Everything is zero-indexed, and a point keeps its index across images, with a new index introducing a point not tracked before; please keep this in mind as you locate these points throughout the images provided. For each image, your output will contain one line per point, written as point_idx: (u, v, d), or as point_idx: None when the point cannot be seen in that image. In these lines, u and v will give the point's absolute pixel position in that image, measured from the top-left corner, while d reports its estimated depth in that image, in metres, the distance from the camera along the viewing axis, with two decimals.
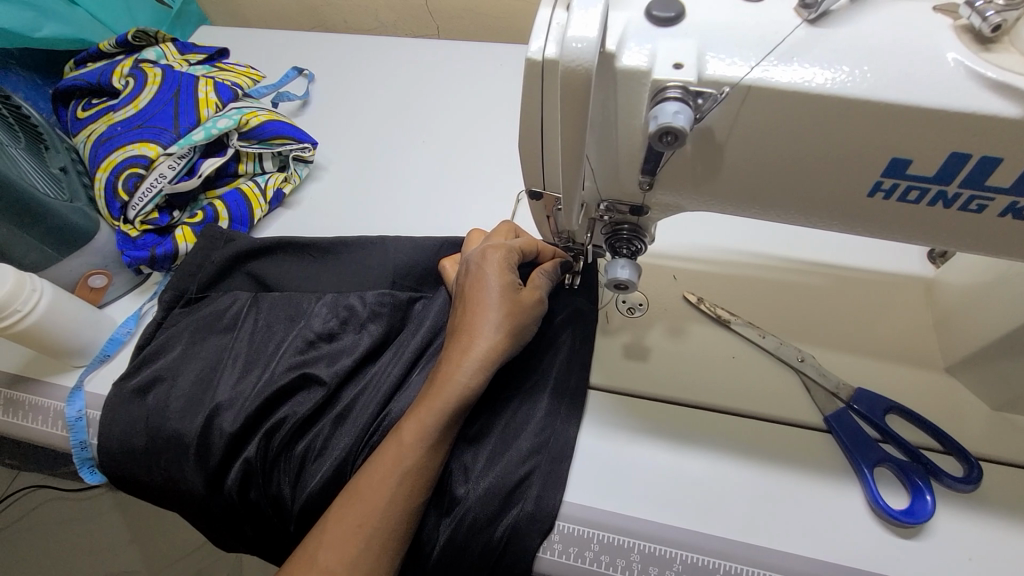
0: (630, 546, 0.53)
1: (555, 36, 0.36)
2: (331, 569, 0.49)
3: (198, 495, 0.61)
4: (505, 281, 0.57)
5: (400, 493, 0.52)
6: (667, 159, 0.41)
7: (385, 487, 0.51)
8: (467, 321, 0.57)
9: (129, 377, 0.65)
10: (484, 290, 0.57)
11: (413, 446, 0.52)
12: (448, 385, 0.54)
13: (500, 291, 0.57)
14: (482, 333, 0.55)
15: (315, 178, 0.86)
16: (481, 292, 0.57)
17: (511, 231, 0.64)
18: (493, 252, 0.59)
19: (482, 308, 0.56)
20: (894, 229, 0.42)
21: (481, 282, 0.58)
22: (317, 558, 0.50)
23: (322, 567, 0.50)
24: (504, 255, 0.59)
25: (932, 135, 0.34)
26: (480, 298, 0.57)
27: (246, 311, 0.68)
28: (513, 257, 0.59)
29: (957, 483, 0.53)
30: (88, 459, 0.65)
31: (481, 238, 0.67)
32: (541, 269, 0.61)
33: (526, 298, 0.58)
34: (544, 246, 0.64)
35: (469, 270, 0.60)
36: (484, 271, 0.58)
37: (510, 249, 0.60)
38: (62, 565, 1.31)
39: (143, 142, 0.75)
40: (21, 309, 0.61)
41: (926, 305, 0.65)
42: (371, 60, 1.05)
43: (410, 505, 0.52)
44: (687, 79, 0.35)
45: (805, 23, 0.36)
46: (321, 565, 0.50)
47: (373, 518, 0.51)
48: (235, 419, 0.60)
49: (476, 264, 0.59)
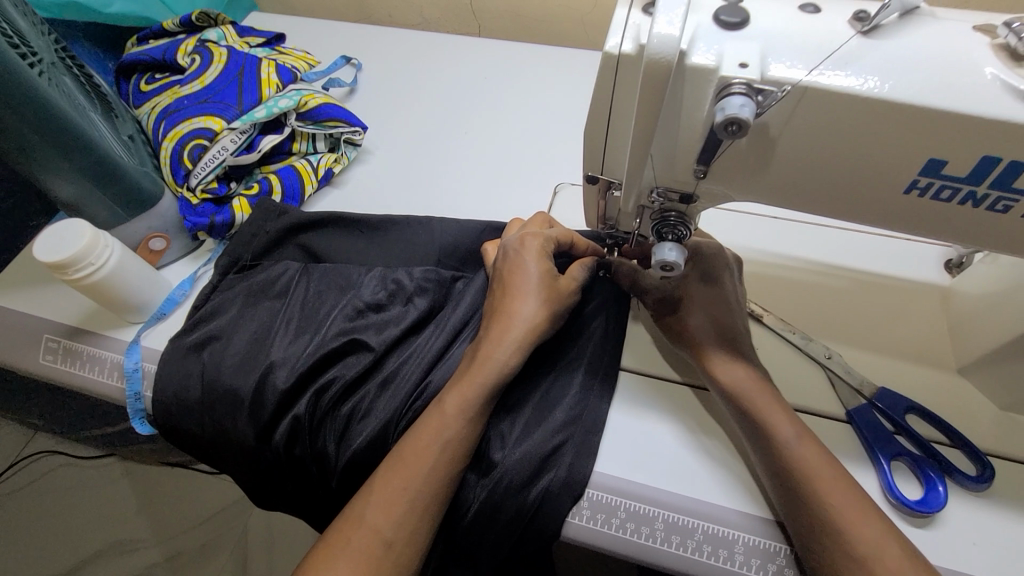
0: (655, 515, 0.57)
1: (631, 34, 0.41)
2: (378, 526, 0.53)
3: (247, 447, 0.65)
4: (540, 265, 0.62)
5: (443, 457, 0.55)
6: (724, 151, 0.44)
7: (430, 451, 0.55)
8: (503, 301, 0.61)
9: (185, 334, 0.69)
10: (524, 276, 0.62)
11: (456, 417, 0.56)
12: (488, 363, 0.58)
13: (539, 277, 0.61)
14: (519, 317, 0.60)
15: (362, 160, 0.90)
16: (520, 277, 0.62)
17: (546, 223, 0.70)
18: (532, 240, 0.64)
19: (521, 293, 0.61)
20: (923, 225, 0.45)
21: (518, 268, 0.62)
22: (364, 518, 0.54)
23: (370, 525, 0.53)
24: (542, 245, 0.64)
25: (966, 139, 0.38)
26: (516, 282, 0.62)
27: (297, 279, 0.72)
28: (549, 246, 0.64)
29: (969, 482, 0.55)
30: (141, 410, 0.69)
31: (519, 227, 0.71)
32: (577, 264, 0.66)
33: (561, 286, 0.63)
34: (578, 239, 0.68)
35: (507, 256, 0.64)
36: (524, 257, 0.63)
37: (545, 239, 0.65)
38: (65, 531, 1.34)
39: (209, 116, 0.78)
40: (94, 263, 0.65)
41: (942, 311, 0.68)
42: (418, 54, 1.09)
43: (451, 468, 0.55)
44: (751, 77, 0.38)
45: (858, 34, 0.39)
46: (370, 522, 0.53)
47: (417, 479, 0.54)
48: (287, 376, 0.64)
49: (512, 250, 0.64)
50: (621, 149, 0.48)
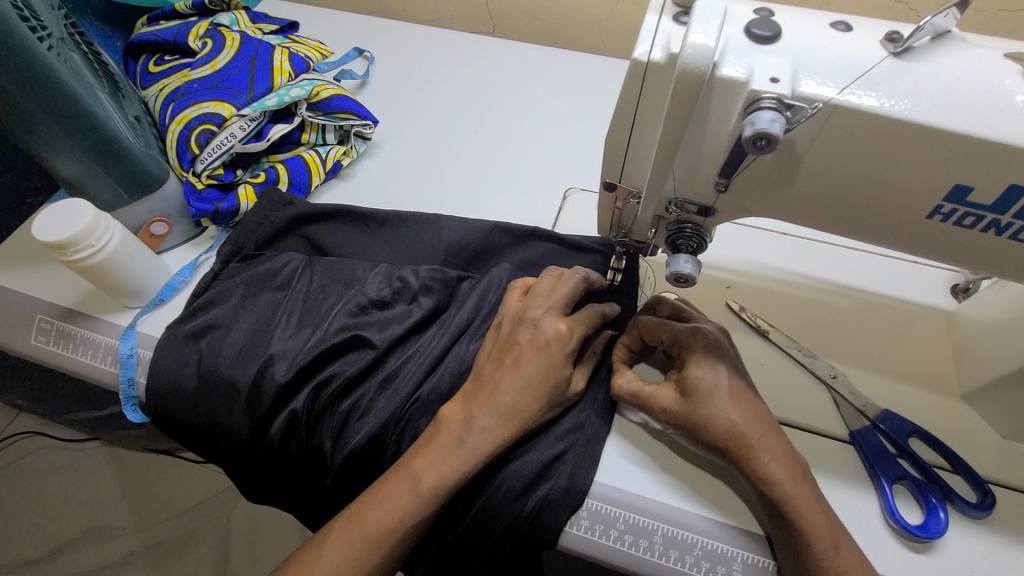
0: (654, 528, 0.57)
1: (661, 42, 0.41)
2: (372, 532, 0.53)
3: (242, 439, 0.64)
4: (555, 367, 0.57)
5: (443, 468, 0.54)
6: (747, 165, 0.44)
7: (403, 494, 0.53)
8: (509, 386, 0.56)
9: (183, 322, 0.67)
10: (540, 363, 0.57)
11: (462, 430, 0.55)
12: (494, 384, 0.57)
13: (554, 362, 0.57)
14: (528, 403, 0.56)
15: (371, 154, 0.89)
16: (534, 360, 0.57)
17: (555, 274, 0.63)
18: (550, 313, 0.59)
19: (533, 384, 0.57)
20: (942, 251, 0.45)
21: (530, 352, 0.57)
22: (360, 523, 0.53)
23: (363, 533, 0.53)
24: (559, 324, 0.59)
25: (993, 167, 0.38)
26: (526, 372, 0.57)
27: (300, 271, 0.70)
28: (564, 324, 0.59)
29: (970, 509, 0.55)
30: (133, 397, 0.68)
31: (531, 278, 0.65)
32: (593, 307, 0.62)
33: (572, 388, 0.59)
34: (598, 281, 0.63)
35: (519, 328, 0.59)
36: (542, 338, 0.58)
37: (558, 311, 0.59)
38: (43, 516, 1.32)
39: (219, 101, 0.76)
40: (94, 245, 0.64)
41: (947, 336, 0.68)
42: (431, 51, 1.08)
43: (428, 512, 0.54)
44: (782, 92, 0.38)
45: (890, 56, 0.39)
46: (365, 533, 0.53)
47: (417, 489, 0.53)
48: (287, 370, 0.63)
49: (527, 329, 0.58)
50: (641, 157, 0.48)
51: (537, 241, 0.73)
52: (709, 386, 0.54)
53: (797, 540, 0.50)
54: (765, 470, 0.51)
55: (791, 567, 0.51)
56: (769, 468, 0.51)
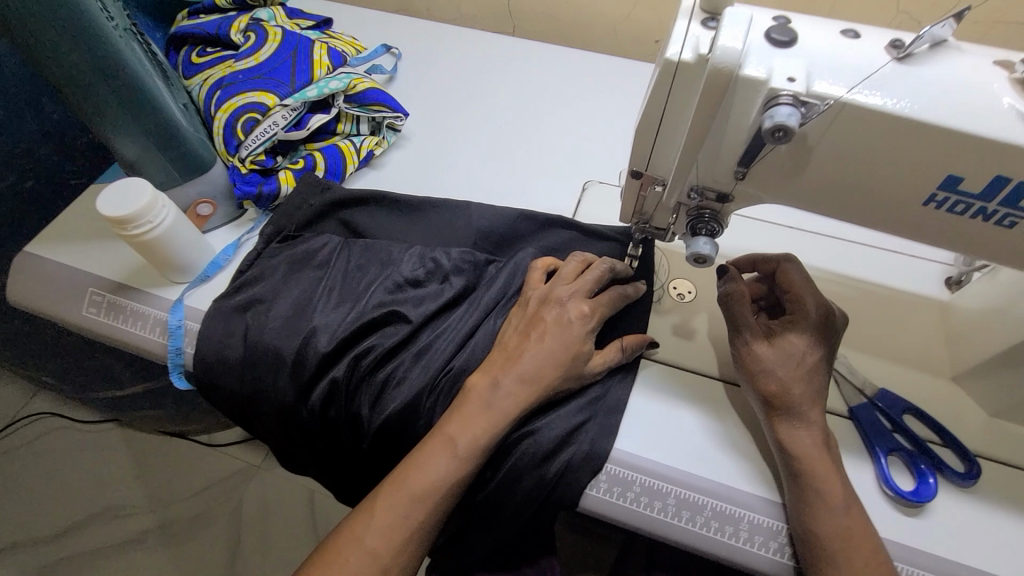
0: (667, 491, 0.62)
1: (690, 44, 0.46)
2: (415, 490, 0.56)
3: (285, 404, 0.68)
4: (574, 343, 0.62)
5: (478, 431, 0.59)
6: (765, 155, 0.49)
7: (441, 459, 0.57)
8: (533, 356, 0.61)
9: (229, 296, 0.72)
10: (563, 337, 0.62)
11: (495, 396, 0.60)
12: (521, 355, 0.62)
13: (576, 337, 0.63)
14: (550, 372, 0.61)
15: (400, 145, 0.94)
16: (557, 335, 0.62)
17: (582, 261, 0.69)
18: (573, 294, 0.64)
19: (555, 357, 0.62)
20: (936, 236, 0.50)
21: (555, 329, 0.63)
22: (405, 485, 0.57)
23: (410, 492, 0.56)
24: (583, 306, 0.64)
25: (981, 160, 0.43)
26: (549, 346, 0.62)
27: (338, 252, 0.75)
28: (587, 305, 0.64)
29: (958, 477, 0.60)
30: (180, 365, 0.73)
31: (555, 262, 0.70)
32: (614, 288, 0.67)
33: (589, 366, 0.63)
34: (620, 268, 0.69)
35: (544, 306, 0.65)
36: (565, 316, 0.63)
37: (582, 294, 0.65)
38: (61, 492, 1.37)
39: (263, 91, 0.81)
40: (152, 221, 0.68)
41: (940, 323, 0.73)
42: (454, 49, 1.13)
43: (466, 471, 0.58)
44: (798, 90, 0.43)
45: (894, 61, 0.44)
46: (410, 491, 0.56)
47: (456, 450, 0.58)
48: (329, 340, 0.67)
49: (553, 307, 0.64)
50: (666, 147, 0.53)
51: (559, 229, 0.78)
52: (775, 362, 0.60)
53: (807, 498, 0.55)
54: (800, 440, 0.57)
55: (800, 530, 0.55)
56: (801, 436, 0.57)
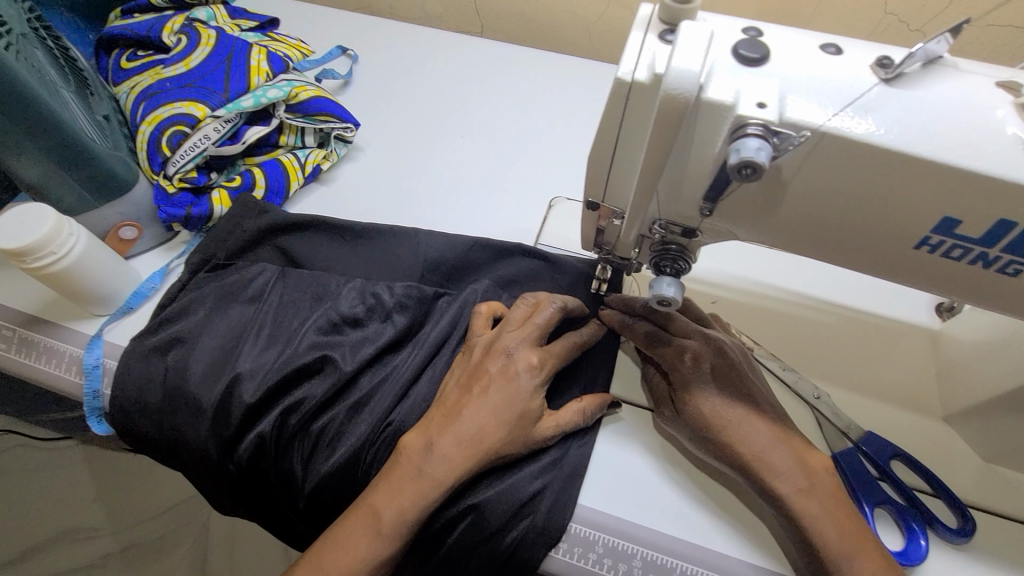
0: (633, 552, 0.55)
1: (646, 61, 0.39)
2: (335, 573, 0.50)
3: (209, 459, 0.61)
4: (520, 398, 0.56)
5: (411, 502, 0.52)
6: (733, 191, 0.43)
7: (363, 538, 0.51)
8: (473, 414, 0.55)
9: (148, 334, 0.65)
10: (507, 391, 0.56)
11: (431, 461, 0.53)
12: (462, 412, 0.56)
13: (522, 393, 0.57)
14: (493, 431, 0.55)
15: (353, 158, 0.87)
16: (500, 390, 0.57)
17: (533, 303, 0.63)
18: (519, 342, 0.59)
19: (497, 415, 0.55)
20: (930, 279, 0.44)
21: (498, 382, 0.57)
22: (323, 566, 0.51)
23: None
24: (531, 355, 0.58)
25: (981, 201, 0.37)
26: (491, 402, 0.56)
27: (273, 284, 0.68)
28: (536, 356, 0.59)
29: (952, 535, 0.55)
30: (98, 408, 0.65)
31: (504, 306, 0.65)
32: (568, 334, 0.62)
33: (541, 427, 0.57)
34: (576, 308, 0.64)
35: (489, 356, 0.59)
36: (509, 366, 0.57)
37: (530, 341, 0.59)
38: (12, 518, 1.27)
39: (192, 101, 0.74)
40: (56, 252, 0.61)
41: (930, 356, 0.68)
42: (416, 51, 1.06)
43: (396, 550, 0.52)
44: (768, 118, 0.37)
45: (880, 82, 0.38)
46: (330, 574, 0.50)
47: (386, 526, 0.51)
48: (254, 390, 0.60)
49: (497, 358, 0.58)
50: (627, 174, 0.46)
51: (520, 258, 0.71)
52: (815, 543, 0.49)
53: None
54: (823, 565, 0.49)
55: None
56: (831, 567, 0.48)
